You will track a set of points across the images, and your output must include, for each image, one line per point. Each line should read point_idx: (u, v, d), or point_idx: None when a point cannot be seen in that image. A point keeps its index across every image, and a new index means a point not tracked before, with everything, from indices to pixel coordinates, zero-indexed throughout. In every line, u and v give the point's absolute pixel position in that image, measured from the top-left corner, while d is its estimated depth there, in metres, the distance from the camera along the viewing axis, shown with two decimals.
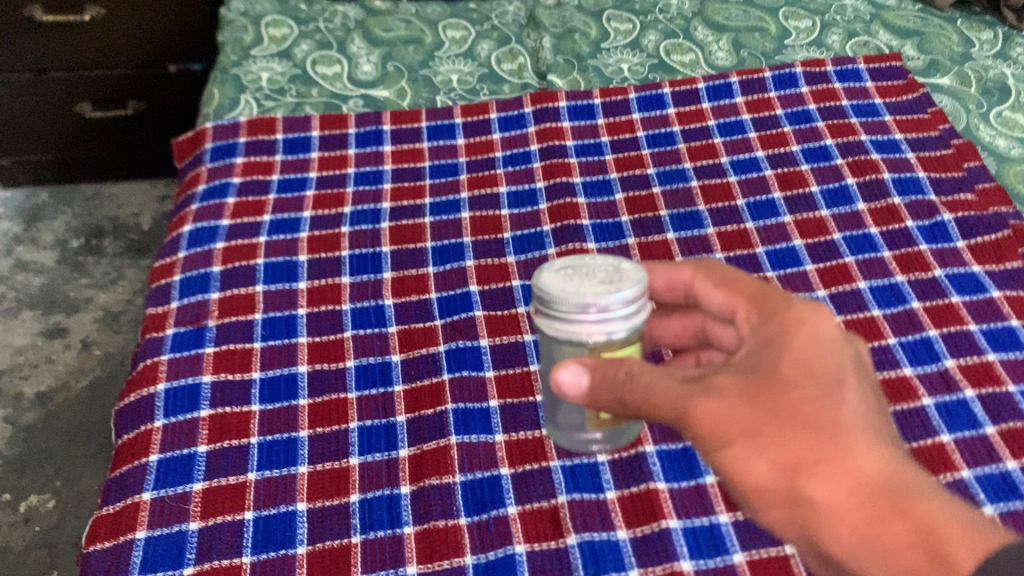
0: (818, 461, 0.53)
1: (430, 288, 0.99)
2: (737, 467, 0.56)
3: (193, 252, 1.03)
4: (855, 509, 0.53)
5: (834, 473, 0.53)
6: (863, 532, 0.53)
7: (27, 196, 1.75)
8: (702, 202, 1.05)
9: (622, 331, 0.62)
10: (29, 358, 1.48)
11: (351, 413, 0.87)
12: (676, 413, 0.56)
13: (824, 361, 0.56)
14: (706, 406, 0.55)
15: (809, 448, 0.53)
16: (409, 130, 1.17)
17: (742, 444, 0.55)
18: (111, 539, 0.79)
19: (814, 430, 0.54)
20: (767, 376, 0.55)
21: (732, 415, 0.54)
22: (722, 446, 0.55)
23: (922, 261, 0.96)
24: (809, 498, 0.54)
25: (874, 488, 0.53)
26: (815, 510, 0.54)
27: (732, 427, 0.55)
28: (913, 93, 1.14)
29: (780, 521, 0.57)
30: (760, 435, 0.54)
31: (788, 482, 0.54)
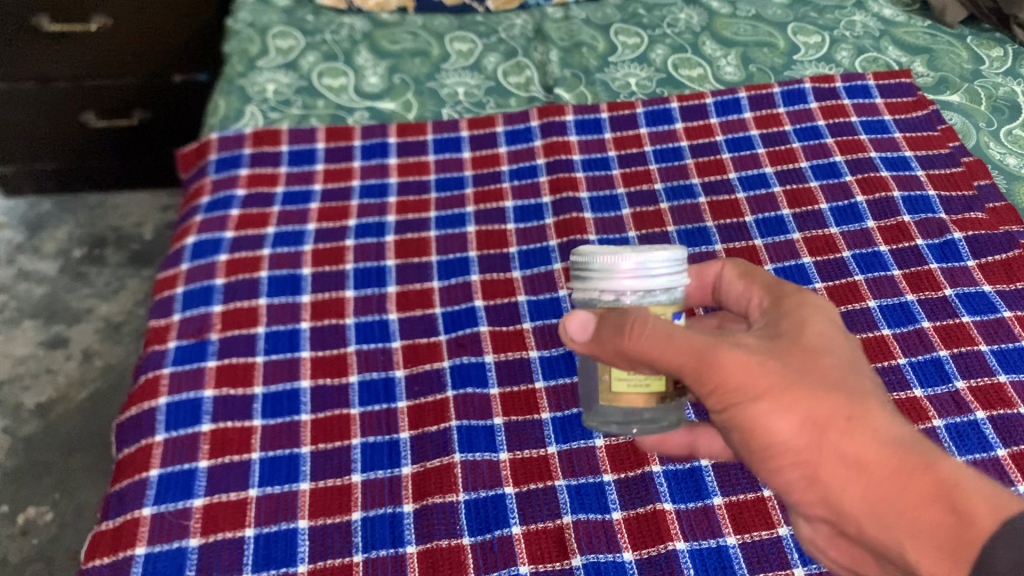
0: (846, 418, 0.55)
1: (434, 302, 0.98)
2: (763, 426, 0.56)
3: (196, 264, 1.02)
4: (881, 466, 0.54)
5: (862, 430, 0.55)
6: (889, 488, 0.54)
7: (30, 205, 1.74)
8: (710, 217, 1.04)
9: (659, 296, 0.60)
10: (30, 369, 1.47)
11: (353, 429, 0.86)
12: (699, 358, 0.55)
13: (839, 338, 0.59)
14: (736, 358, 0.55)
15: (837, 406, 0.55)
16: (415, 143, 1.16)
17: (774, 397, 0.55)
18: (110, 555, 0.78)
19: (840, 390, 0.56)
20: (791, 342, 0.58)
21: (761, 369, 0.56)
22: (749, 399, 0.55)
23: (933, 280, 0.95)
24: (835, 455, 0.55)
25: (898, 447, 0.54)
26: (842, 469, 0.55)
27: (764, 380, 0.55)
28: (922, 110, 1.13)
29: (799, 485, 0.57)
30: (792, 390, 0.55)
31: (816, 438, 0.55)
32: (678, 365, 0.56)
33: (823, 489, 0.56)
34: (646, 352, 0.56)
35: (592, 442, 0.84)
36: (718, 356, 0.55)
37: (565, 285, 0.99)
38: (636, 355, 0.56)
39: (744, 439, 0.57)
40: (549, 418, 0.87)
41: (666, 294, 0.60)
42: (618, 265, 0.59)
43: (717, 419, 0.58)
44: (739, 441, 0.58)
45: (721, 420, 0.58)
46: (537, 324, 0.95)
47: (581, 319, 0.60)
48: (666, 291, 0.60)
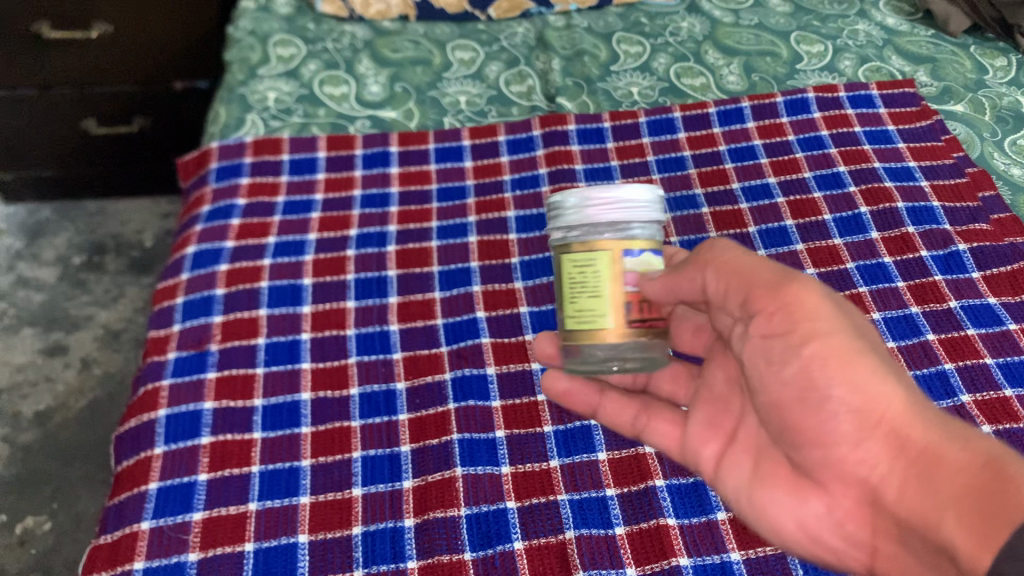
0: (910, 385, 0.61)
1: (436, 313, 0.97)
2: (824, 361, 0.61)
3: (196, 274, 1.01)
4: (935, 433, 0.58)
5: (922, 400, 0.60)
6: (941, 454, 0.57)
7: (30, 212, 1.74)
8: (713, 228, 1.04)
9: (622, 229, 0.69)
10: (29, 377, 1.47)
11: (354, 442, 0.86)
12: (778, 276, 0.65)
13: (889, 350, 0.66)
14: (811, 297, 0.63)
15: (900, 373, 0.62)
16: (417, 152, 1.16)
17: (845, 340, 0.62)
18: (109, 570, 0.77)
19: (899, 368, 0.62)
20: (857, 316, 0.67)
21: (839, 316, 0.63)
22: (820, 326, 0.62)
23: (937, 292, 0.94)
24: (898, 409, 0.60)
25: (948, 419, 0.59)
26: (902, 425, 0.59)
27: (837, 323, 0.62)
28: (926, 120, 1.13)
29: (853, 438, 0.61)
30: (863, 343, 0.62)
31: (883, 391, 0.60)
32: (756, 280, 0.66)
33: (876, 445, 0.60)
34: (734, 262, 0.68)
35: (595, 455, 0.84)
36: (793, 287, 0.64)
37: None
38: (718, 270, 0.69)
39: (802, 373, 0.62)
40: (552, 431, 0.86)
41: (639, 230, 0.70)
42: (592, 197, 0.69)
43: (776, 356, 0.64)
44: (796, 379, 0.63)
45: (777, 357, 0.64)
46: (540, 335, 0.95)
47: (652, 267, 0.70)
48: (640, 227, 0.70)
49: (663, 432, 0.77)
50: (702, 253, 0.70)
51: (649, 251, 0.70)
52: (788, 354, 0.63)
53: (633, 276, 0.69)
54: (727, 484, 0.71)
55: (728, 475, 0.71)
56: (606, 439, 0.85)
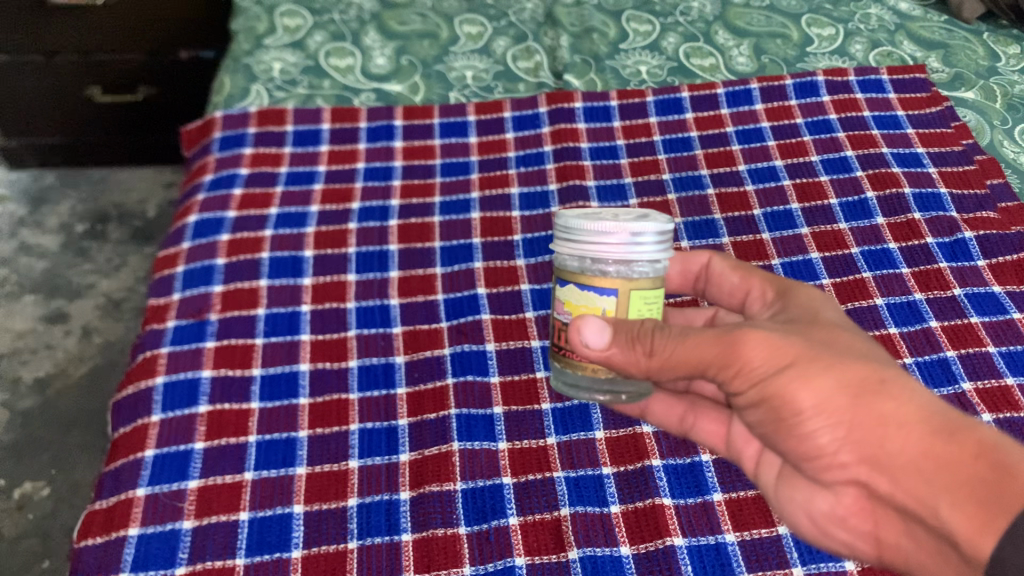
0: (878, 383, 0.59)
1: (436, 289, 0.97)
2: (790, 393, 0.60)
3: (197, 243, 1.01)
4: (915, 427, 0.57)
5: (896, 395, 0.58)
6: (927, 447, 0.56)
7: (34, 178, 1.74)
8: (718, 210, 1.03)
9: (577, 262, 0.67)
10: (29, 343, 1.47)
11: (352, 414, 0.86)
12: (721, 342, 0.61)
13: (858, 343, 0.63)
14: (760, 341, 0.60)
15: (866, 372, 0.59)
16: (421, 127, 1.15)
17: (801, 367, 0.60)
18: (104, 535, 0.77)
19: (871, 365, 0.60)
20: (817, 326, 0.65)
21: (795, 343, 0.61)
22: (773, 368, 0.60)
23: (942, 279, 0.93)
24: (873, 415, 0.58)
25: (935, 410, 0.57)
26: (879, 427, 0.58)
27: (791, 352, 0.60)
28: (936, 107, 1.12)
29: (832, 448, 0.60)
30: (820, 360, 0.60)
31: (850, 400, 0.58)
32: (704, 358, 0.61)
33: (860, 448, 0.59)
34: (673, 356, 0.61)
35: (592, 434, 0.84)
36: (744, 340, 0.60)
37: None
38: (660, 364, 0.62)
39: (773, 409, 0.61)
40: (549, 409, 0.86)
41: (576, 260, 0.67)
42: (565, 222, 0.68)
43: (743, 400, 0.63)
44: (767, 413, 0.62)
45: (748, 399, 0.62)
46: (540, 313, 0.94)
47: (597, 323, 0.63)
48: (580, 260, 0.67)
49: (708, 430, 0.77)
50: (660, 344, 0.62)
51: (580, 285, 0.66)
52: (754, 399, 0.62)
53: (565, 306, 0.68)
54: (764, 480, 0.72)
55: (764, 471, 0.72)
56: (603, 419, 0.85)
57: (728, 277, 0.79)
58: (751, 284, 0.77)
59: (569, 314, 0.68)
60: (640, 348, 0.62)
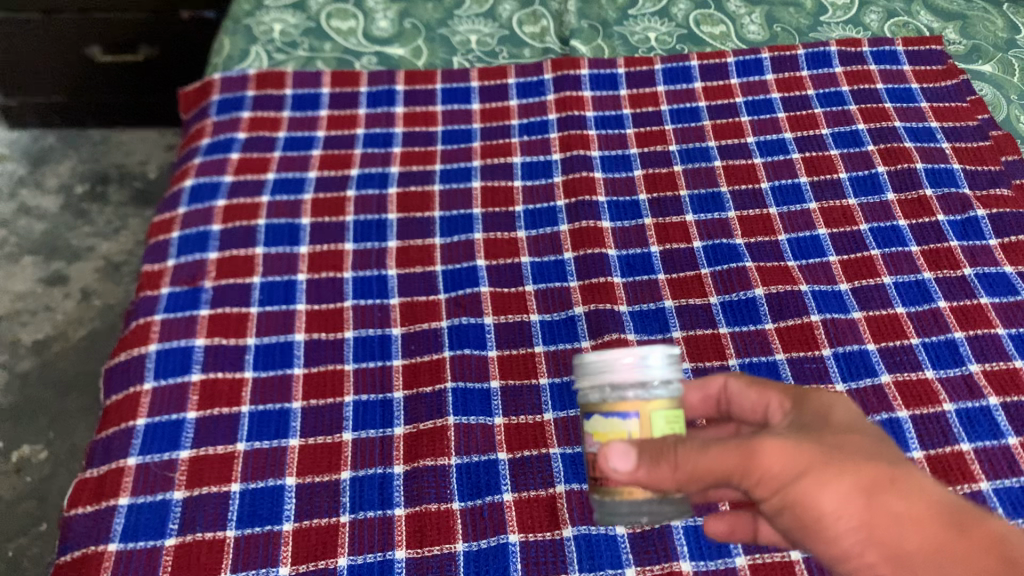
0: (890, 482, 0.53)
1: (435, 260, 0.95)
2: (809, 500, 0.52)
3: (194, 208, 1.00)
4: (930, 523, 0.52)
5: (907, 491, 0.53)
6: (941, 542, 0.52)
7: (34, 138, 1.71)
8: (725, 182, 1.00)
9: (597, 393, 0.59)
10: (28, 306, 1.46)
11: (347, 386, 0.84)
12: (738, 453, 0.52)
13: (860, 428, 0.57)
14: (774, 447, 0.52)
15: (878, 472, 0.53)
16: (423, 92, 1.12)
17: (816, 472, 0.52)
18: (94, 504, 0.77)
19: (880, 458, 0.54)
20: (828, 424, 0.57)
21: (807, 444, 0.53)
22: (790, 476, 0.52)
23: (952, 258, 0.91)
24: (889, 516, 0.52)
25: (946, 503, 0.54)
26: (896, 527, 0.52)
27: (804, 458, 0.52)
28: (952, 80, 1.09)
29: (856, 551, 0.53)
30: (833, 463, 0.52)
31: (867, 502, 0.52)
32: (725, 470, 0.52)
33: (881, 550, 0.53)
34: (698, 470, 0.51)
35: None
36: (760, 447, 0.52)
37: (656, 241, 0.96)
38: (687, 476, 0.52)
39: (796, 516, 0.53)
40: (547, 384, 0.84)
41: (595, 391, 0.59)
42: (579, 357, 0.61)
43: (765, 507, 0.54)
44: (790, 521, 0.54)
45: (767, 506, 0.55)
46: (540, 287, 0.92)
47: (620, 446, 0.53)
48: (598, 389, 0.59)
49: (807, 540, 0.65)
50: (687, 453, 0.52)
51: (602, 413, 0.58)
52: (777, 505, 0.54)
53: (592, 440, 0.59)
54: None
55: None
56: None
57: (744, 396, 0.64)
58: (769, 397, 0.62)
59: (593, 445, 0.60)
60: (664, 464, 0.52)
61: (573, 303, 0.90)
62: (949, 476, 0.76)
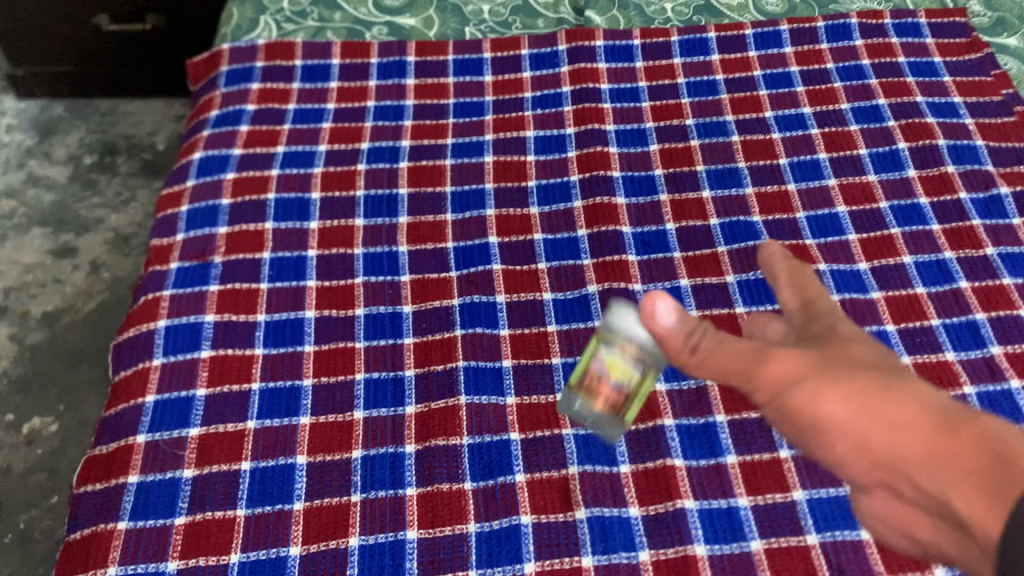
0: (881, 391, 0.59)
1: (446, 236, 0.94)
2: (807, 405, 0.60)
3: (202, 181, 0.98)
4: (918, 425, 0.57)
5: (899, 397, 0.59)
6: (931, 445, 0.56)
7: (42, 107, 1.70)
8: (743, 158, 0.98)
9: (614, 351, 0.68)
10: (38, 277, 1.45)
11: (357, 364, 0.83)
12: (752, 356, 0.64)
13: (872, 360, 0.62)
14: (784, 361, 0.63)
15: (870, 382, 0.59)
16: (435, 64, 1.10)
17: (816, 379, 0.61)
18: (103, 481, 0.77)
19: (877, 371, 0.60)
20: (836, 339, 0.64)
21: (811, 358, 0.62)
22: (793, 382, 0.62)
23: (974, 238, 0.89)
24: (876, 419, 0.58)
25: (936, 409, 0.58)
26: (886, 429, 0.58)
27: (805, 368, 0.62)
28: (976, 53, 1.06)
29: (848, 456, 0.60)
30: (832, 371, 0.61)
31: (862, 407, 0.58)
32: (733, 367, 0.65)
33: (874, 454, 0.58)
34: (715, 356, 0.66)
35: None
36: (772, 357, 0.63)
37: (672, 218, 0.94)
38: (716, 362, 0.66)
39: (794, 421, 0.62)
40: (560, 363, 0.83)
41: (615, 347, 0.67)
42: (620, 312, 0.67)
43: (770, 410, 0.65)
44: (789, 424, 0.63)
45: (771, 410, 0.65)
46: (553, 265, 0.91)
47: (666, 306, 0.65)
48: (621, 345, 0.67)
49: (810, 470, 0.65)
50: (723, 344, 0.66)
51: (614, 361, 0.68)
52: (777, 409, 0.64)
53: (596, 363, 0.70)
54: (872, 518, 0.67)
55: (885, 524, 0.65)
56: None
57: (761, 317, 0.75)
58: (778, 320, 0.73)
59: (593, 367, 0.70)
60: (694, 339, 0.66)
61: (586, 281, 0.89)
62: None
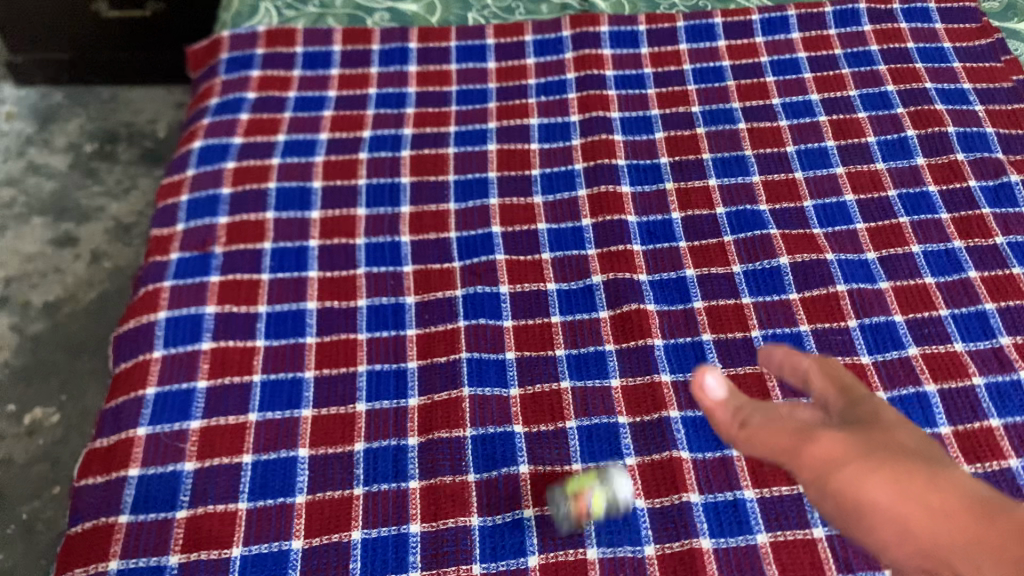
0: (923, 480, 0.58)
1: (449, 226, 0.92)
2: (852, 490, 0.59)
3: (202, 170, 0.97)
4: (960, 515, 0.56)
5: (938, 485, 0.58)
6: (974, 533, 0.55)
7: (42, 94, 1.69)
8: (749, 146, 0.97)
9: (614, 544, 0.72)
10: (39, 267, 1.45)
11: (360, 355, 0.82)
12: (796, 436, 0.63)
13: (908, 444, 0.61)
14: (827, 444, 0.61)
15: (913, 470, 0.58)
16: (437, 50, 1.09)
17: (857, 463, 0.59)
18: (104, 474, 0.76)
19: (916, 459, 0.60)
20: (872, 419, 0.63)
21: (846, 438, 0.61)
22: (834, 465, 0.60)
23: (983, 226, 0.88)
24: (916, 502, 0.56)
25: (973, 497, 0.57)
26: (926, 513, 0.56)
27: (845, 450, 0.60)
28: (986, 38, 1.04)
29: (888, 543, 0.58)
30: (874, 455, 0.59)
31: (899, 491, 0.57)
32: (778, 445, 0.64)
33: (916, 543, 0.56)
34: (760, 434, 0.66)
35: (608, 382, 0.80)
36: (816, 438, 0.62)
37: (678, 207, 0.93)
38: (764, 439, 0.66)
39: (838, 506, 0.60)
40: (564, 355, 0.82)
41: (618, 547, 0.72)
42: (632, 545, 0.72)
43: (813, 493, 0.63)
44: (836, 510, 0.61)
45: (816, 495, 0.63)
46: (557, 255, 0.90)
47: (714, 381, 0.70)
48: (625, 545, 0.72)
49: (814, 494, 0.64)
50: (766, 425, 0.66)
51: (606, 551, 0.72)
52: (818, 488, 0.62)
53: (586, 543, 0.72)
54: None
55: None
56: (620, 365, 0.81)
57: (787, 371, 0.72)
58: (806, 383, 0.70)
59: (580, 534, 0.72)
60: (743, 416, 0.68)
61: (590, 272, 0.88)
62: (976, 452, 0.74)
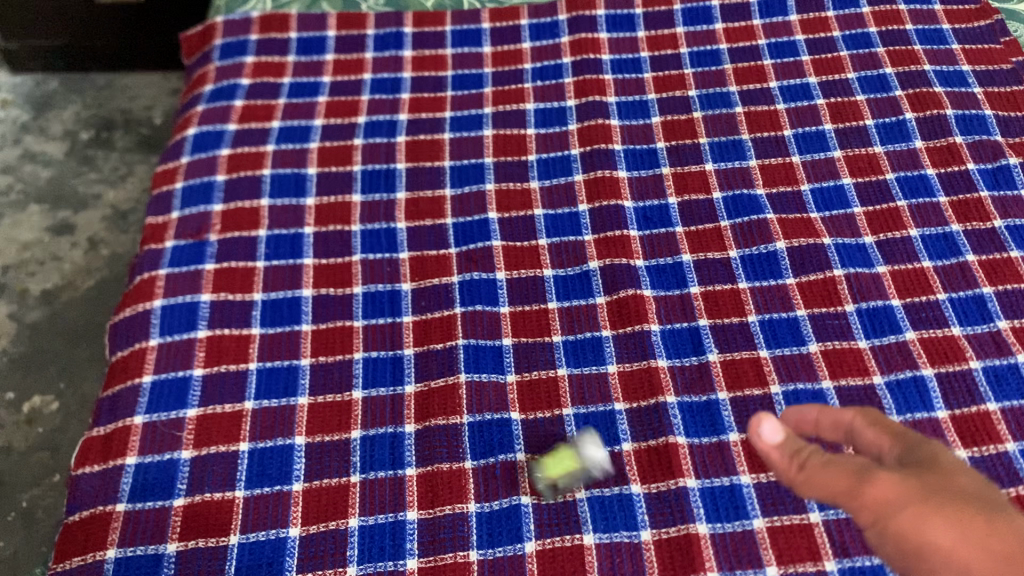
0: (985, 521, 0.48)
1: (445, 212, 0.92)
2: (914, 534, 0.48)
3: (197, 158, 0.97)
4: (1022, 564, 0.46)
5: (1002, 531, 0.48)
6: None
7: (37, 82, 1.68)
8: (747, 130, 0.97)
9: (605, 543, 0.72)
10: (36, 255, 1.44)
11: (356, 342, 0.82)
12: (853, 475, 0.51)
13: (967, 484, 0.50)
14: (887, 484, 0.50)
15: (975, 514, 0.48)
16: (433, 34, 1.08)
17: (921, 504, 0.48)
18: (101, 463, 0.76)
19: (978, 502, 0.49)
20: (925, 455, 0.52)
21: (902, 474, 0.50)
22: (892, 506, 0.49)
23: (982, 210, 0.88)
24: (979, 547, 0.47)
25: None
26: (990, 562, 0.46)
27: (905, 492, 0.49)
28: (986, 20, 1.03)
29: None
30: (937, 497, 0.48)
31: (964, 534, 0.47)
32: (834, 488, 0.52)
33: None
34: (816, 478, 0.53)
35: (604, 368, 0.80)
36: (875, 477, 0.50)
37: (674, 191, 0.92)
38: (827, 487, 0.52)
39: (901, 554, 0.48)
40: (560, 341, 0.82)
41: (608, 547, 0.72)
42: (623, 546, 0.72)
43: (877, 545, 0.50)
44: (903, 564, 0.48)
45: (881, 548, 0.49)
46: (553, 241, 0.89)
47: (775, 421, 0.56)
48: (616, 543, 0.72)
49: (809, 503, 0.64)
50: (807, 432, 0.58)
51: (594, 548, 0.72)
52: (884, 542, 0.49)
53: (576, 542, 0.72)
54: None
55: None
56: (617, 351, 0.81)
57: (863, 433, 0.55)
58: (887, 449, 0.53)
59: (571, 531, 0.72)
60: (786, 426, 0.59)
61: (587, 258, 0.88)
62: (973, 436, 0.74)
